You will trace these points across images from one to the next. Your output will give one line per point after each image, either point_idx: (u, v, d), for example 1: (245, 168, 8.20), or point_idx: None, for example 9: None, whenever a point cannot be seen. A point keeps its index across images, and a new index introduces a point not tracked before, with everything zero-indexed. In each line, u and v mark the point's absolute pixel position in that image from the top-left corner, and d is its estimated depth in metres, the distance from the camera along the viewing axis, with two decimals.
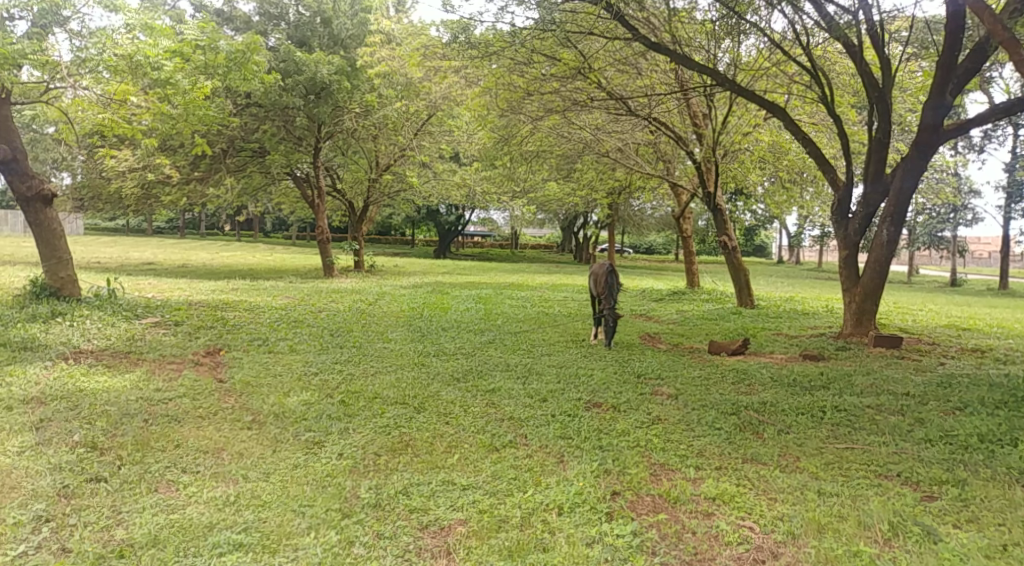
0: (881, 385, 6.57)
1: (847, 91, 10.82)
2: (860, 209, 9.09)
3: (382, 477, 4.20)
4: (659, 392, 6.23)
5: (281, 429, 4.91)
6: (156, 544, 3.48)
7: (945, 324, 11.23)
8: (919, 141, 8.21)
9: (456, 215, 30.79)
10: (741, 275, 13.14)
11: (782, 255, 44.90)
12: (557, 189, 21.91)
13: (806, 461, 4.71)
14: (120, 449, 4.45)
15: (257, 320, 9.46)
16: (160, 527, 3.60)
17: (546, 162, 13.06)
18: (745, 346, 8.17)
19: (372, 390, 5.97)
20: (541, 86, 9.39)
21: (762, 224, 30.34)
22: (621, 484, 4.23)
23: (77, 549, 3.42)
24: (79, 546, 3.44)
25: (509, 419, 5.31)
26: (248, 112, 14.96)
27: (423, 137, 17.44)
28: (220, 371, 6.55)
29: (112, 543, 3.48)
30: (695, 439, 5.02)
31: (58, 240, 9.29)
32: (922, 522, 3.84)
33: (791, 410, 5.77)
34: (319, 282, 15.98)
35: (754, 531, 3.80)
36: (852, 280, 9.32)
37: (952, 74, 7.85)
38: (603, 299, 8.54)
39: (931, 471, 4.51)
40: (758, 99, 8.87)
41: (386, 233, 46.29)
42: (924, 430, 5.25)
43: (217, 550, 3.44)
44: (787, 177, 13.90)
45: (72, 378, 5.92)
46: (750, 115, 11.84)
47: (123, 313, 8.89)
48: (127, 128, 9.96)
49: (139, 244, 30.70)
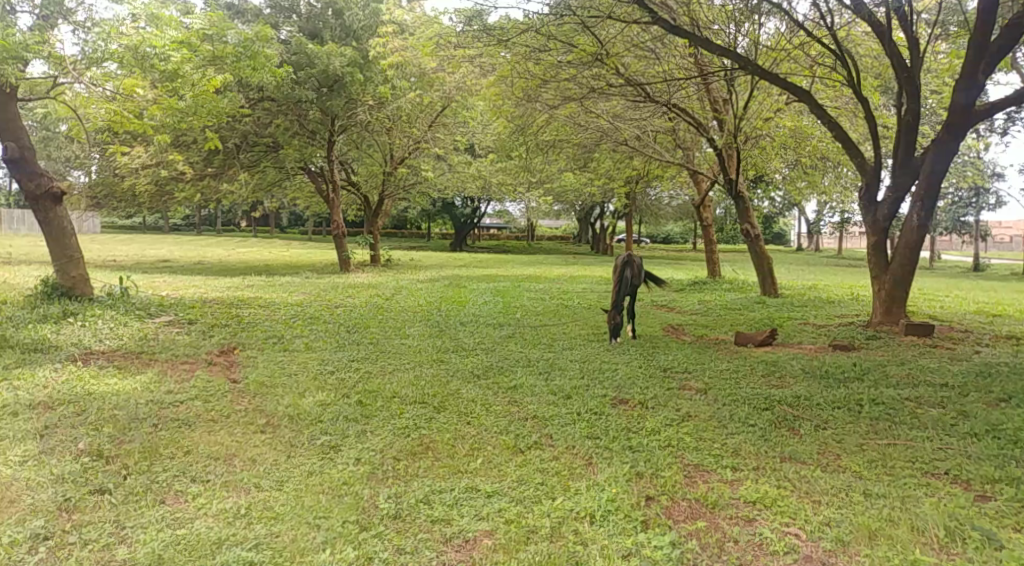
0: (917, 375, 6.27)
1: (871, 72, 10.44)
2: (890, 194, 8.68)
3: (402, 484, 3.98)
4: (687, 387, 5.96)
5: (296, 433, 4.71)
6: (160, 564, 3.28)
7: (976, 310, 10.86)
8: (951, 122, 7.82)
9: (471, 207, 30.78)
10: (764, 264, 12.79)
11: (801, 242, 44.27)
12: (572, 179, 21.59)
13: (848, 460, 4.42)
14: (126, 458, 4.26)
15: (272, 317, 9.31)
16: (166, 544, 3.40)
17: (562, 152, 12.74)
18: (772, 337, 7.89)
19: (390, 389, 5.75)
20: (557, 73, 9.03)
21: (779, 211, 29.87)
22: (654, 489, 3.99)
23: None
24: None
25: (533, 418, 5.07)
26: (261, 106, 14.74)
27: (436, 129, 17.41)
28: (234, 371, 6.38)
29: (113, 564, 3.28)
30: (729, 437, 4.75)
31: (68, 238, 9.13)
32: (980, 526, 3.56)
33: (826, 404, 5.47)
34: (334, 278, 15.81)
35: (800, 539, 3.53)
36: (882, 267, 8.92)
37: (985, 53, 7.44)
38: (620, 277, 8.06)
39: (982, 469, 4.22)
40: (782, 82, 8.50)
41: (402, 227, 46.17)
42: (969, 424, 4.94)
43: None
44: (808, 163, 13.49)
45: (82, 381, 5.75)
46: (771, 100, 11.45)
47: (136, 312, 8.74)
48: (138, 124, 9.84)
49: (155, 241, 30.84)
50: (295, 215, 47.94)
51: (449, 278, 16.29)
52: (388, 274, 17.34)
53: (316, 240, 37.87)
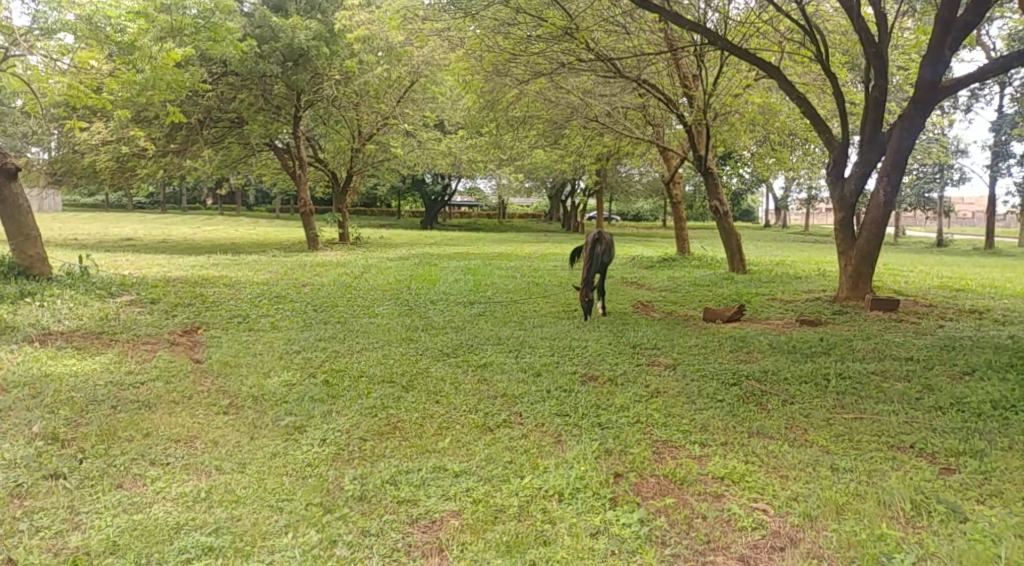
0: (883, 349, 6.37)
1: (838, 49, 10.46)
2: (857, 170, 8.73)
3: (367, 465, 3.90)
4: (656, 363, 5.98)
5: (260, 414, 4.61)
6: (115, 550, 3.16)
7: (939, 285, 11.08)
8: (917, 98, 7.85)
9: (441, 184, 30.55)
10: (732, 240, 12.86)
11: (769, 218, 44.69)
12: (542, 156, 21.47)
13: (815, 434, 4.46)
14: (82, 441, 4.12)
15: (237, 296, 9.10)
16: (122, 530, 3.29)
17: (532, 128, 12.62)
18: (740, 313, 7.94)
19: (357, 368, 5.67)
20: (527, 47, 8.89)
21: (748, 187, 30.08)
22: (623, 465, 3.98)
23: (24, 561, 3.09)
24: (26, 556, 3.11)
25: (502, 396, 5.02)
26: (224, 82, 14.35)
27: (404, 105, 17.15)
28: (197, 351, 6.22)
29: (65, 552, 3.16)
30: (697, 412, 4.77)
31: (25, 216, 8.79)
32: (945, 499, 3.61)
33: (793, 378, 5.53)
34: (302, 256, 15.54)
35: (769, 514, 3.55)
36: (849, 242, 9.01)
37: (951, 28, 7.43)
38: (592, 254, 7.98)
39: (947, 442, 4.29)
40: (751, 57, 8.46)
41: (372, 204, 45.69)
42: (933, 397, 5.03)
43: (183, 555, 3.14)
44: (776, 140, 13.56)
45: (39, 362, 5.56)
46: (740, 76, 11.47)
47: (96, 292, 8.48)
48: (98, 99, 9.60)
49: (118, 220, 30.11)
50: (262, 193, 47.02)
51: (420, 256, 16.13)
52: (357, 252, 17.11)
53: (283, 218, 37.31)
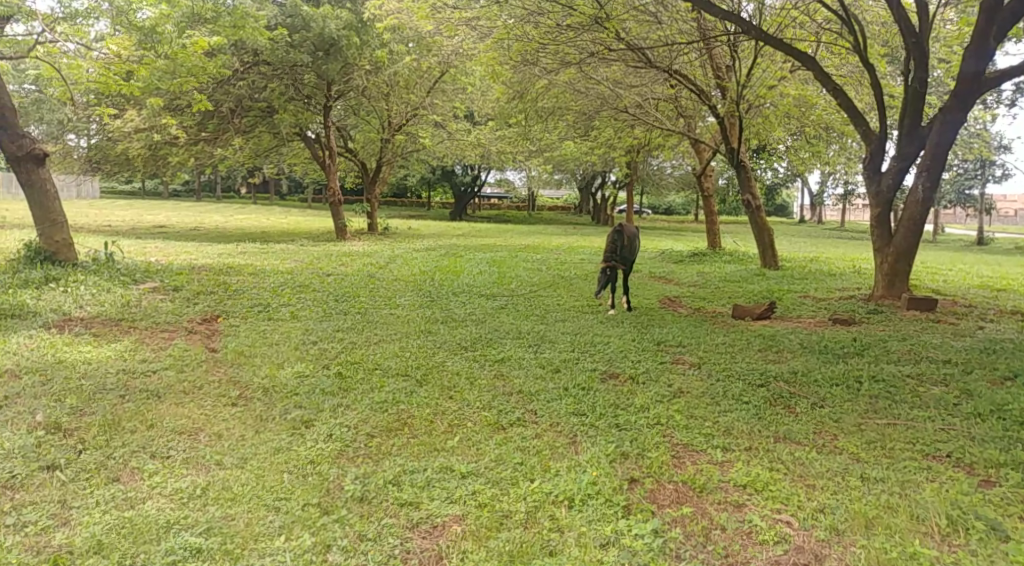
0: (919, 351, 6.05)
1: (878, 40, 10.04)
2: (895, 164, 8.35)
3: (372, 464, 3.77)
4: (680, 361, 5.76)
5: (268, 406, 4.52)
6: (99, 550, 3.08)
7: (979, 284, 10.63)
8: (959, 92, 7.45)
9: (471, 175, 30.39)
10: (765, 235, 12.51)
11: (804, 214, 43.73)
12: (572, 148, 21.17)
13: (845, 441, 4.21)
14: (84, 432, 4.06)
15: (260, 285, 9.04)
16: (108, 529, 3.20)
17: (562, 119, 12.39)
18: (771, 310, 7.67)
19: (373, 360, 5.56)
20: (556, 37, 8.66)
21: (783, 182, 29.46)
22: (639, 470, 3.79)
23: (4, 559, 3.01)
24: (6, 554, 3.04)
25: (518, 393, 4.86)
26: (256, 70, 14.27)
27: (434, 95, 17.04)
28: (213, 340, 6.16)
29: (47, 551, 3.08)
30: (721, 414, 4.55)
31: (53, 202, 8.83)
32: (983, 515, 3.36)
33: (824, 380, 5.27)
34: (329, 246, 15.55)
35: (792, 527, 3.33)
36: (885, 239, 8.63)
37: (997, 18, 7.01)
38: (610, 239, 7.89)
39: (986, 452, 4.02)
40: (786, 47, 8.13)
41: (402, 195, 45.62)
42: (973, 403, 4.74)
43: (170, 557, 3.04)
44: (813, 133, 13.15)
45: (54, 348, 5.54)
46: (775, 68, 10.99)
47: (120, 278, 8.50)
48: (125, 86, 9.56)
49: (153, 207, 30.47)
50: (294, 182, 47.31)
51: (446, 247, 16.00)
52: (384, 243, 17.08)
53: (314, 207, 37.40)
